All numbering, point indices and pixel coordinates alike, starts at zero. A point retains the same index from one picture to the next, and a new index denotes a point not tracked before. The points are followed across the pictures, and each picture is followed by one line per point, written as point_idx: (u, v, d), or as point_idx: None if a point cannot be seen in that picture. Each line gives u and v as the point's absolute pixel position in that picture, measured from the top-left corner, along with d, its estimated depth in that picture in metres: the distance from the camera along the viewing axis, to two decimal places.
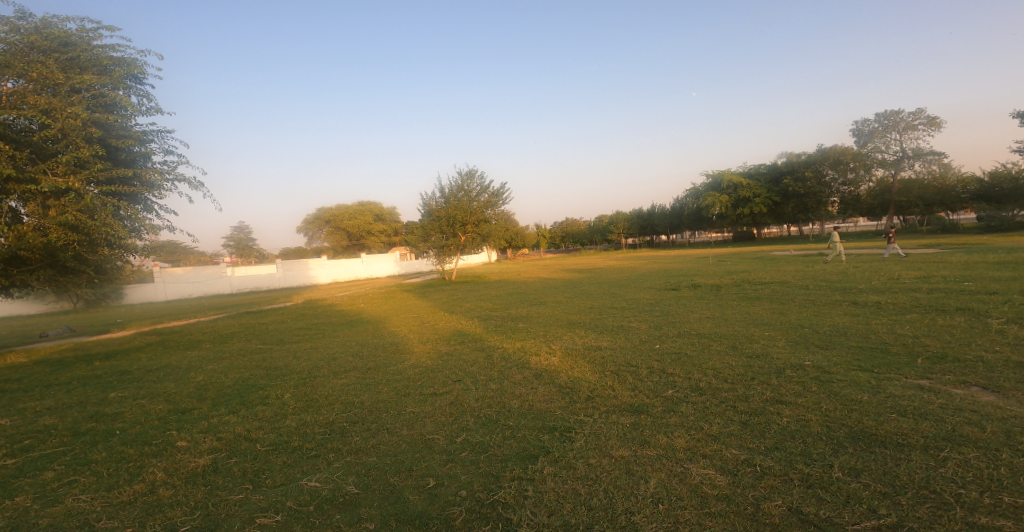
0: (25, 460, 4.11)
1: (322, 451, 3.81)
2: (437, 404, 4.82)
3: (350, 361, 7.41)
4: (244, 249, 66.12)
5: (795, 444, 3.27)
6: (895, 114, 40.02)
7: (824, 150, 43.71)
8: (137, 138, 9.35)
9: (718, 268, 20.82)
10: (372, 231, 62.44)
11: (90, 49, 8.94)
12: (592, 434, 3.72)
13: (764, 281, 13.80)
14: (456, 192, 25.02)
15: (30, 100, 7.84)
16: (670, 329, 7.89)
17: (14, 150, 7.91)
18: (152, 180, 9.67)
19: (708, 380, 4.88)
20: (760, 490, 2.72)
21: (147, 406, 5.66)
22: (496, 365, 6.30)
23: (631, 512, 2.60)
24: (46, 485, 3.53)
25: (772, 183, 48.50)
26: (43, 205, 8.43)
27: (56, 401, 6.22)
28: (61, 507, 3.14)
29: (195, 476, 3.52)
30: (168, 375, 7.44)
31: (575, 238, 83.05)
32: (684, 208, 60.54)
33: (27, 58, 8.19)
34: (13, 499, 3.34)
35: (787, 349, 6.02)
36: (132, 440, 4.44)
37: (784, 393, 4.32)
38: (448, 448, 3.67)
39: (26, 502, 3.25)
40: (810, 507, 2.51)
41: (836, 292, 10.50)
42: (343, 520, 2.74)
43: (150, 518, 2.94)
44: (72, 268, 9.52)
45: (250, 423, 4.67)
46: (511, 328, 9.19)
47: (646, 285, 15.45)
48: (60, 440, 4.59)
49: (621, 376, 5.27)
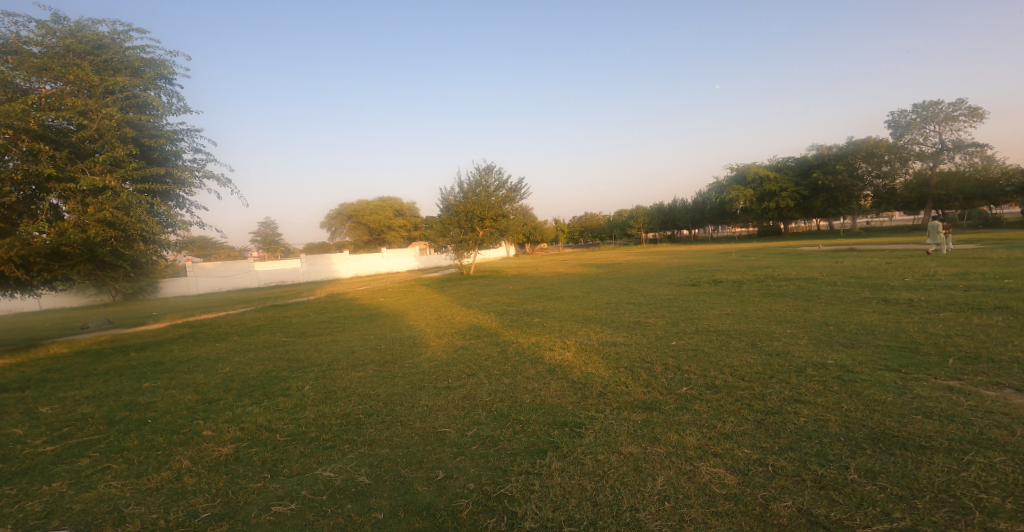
0: (64, 447, 4.36)
1: (337, 442, 3.91)
2: (450, 398, 4.86)
3: (367, 354, 7.56)
4: (270, 244, 68.04)
5: (811, 444, 3.19)
6: (934, 104, 38.16)
7: (857, 143, 42.20)
8: (168, 138, 9.74)
9: (740, 262, 20.31)
10: (392, 226, 63.35)
11: (123, 51, 9.29)
12: (601, 430, 3.70)
13: (789, 277, 13.39)
14: (474, 187, 25.08)
15: (67, 102, 8.21)
16: (688, 325, 7.75)
17: (53, 151, 8.28)
18: (183, 177, 10.08)
19: (723, 378, 4.79)
20: (770, 490, 2.66)
21: (177, 396, 5.90)
22: (510, 359, 6.34)
23: (637, 509, 2.59)
24: (81, 471, 3.72)
25: (800, 176, 47.04)
26: (82, 203, 8.75)
27: (95, 390, 6.57)
28: (94, 493, 3.31)
29: (219, 464, 3.66)
30: (197, 366, 7.75)
31: (594, 232, 82.47)
32: (706, 202, 59.35)
33: (63, 61, 8.55)
34: (51, 483, 3.54)
35: (809, 347, 5.85)
36: (162, 429, 4.65)
37: (803, 392, 4.21)
38: (459, 441, 3.72)
39: (62, 487, 3.44)
40: (821, 508, 2.45)
41: (866, 289, 10.11)
42: (354, 510, 2.80)
43: (175, 504, 3.07)
44: (110, 262, 10.00)
45: (271, 414, 4.82)
46: (525, 323, 9.21)
47: (665, 281, 15.21)
48: (97, 428, 4.84)
49: (635, 372, 5.22)
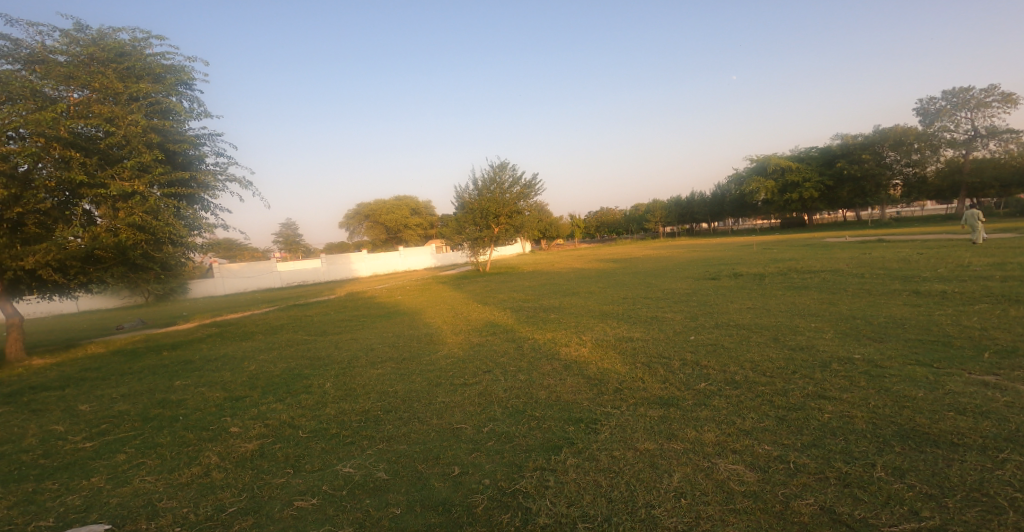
0: (102, 442, 4.54)
1: (357, 438, 3.98)
2: (466, 394, 4.89)
3: (386, 352, 7.66)
4: (292, 244, 69.54)
5: (835, 441, 3.09)
6: (965, 90, 36.41)
7: (883, 131, 40.49)
8: (191, 142, 10.02)
9: (762, 255, 19.82)
10: (409, 225, 63.97)
11: (143, 58, 9.56)
12: (617, 426, 3.66)
13: (813, 269, 13.00)
14: (489, 184, 25.08)
15: (95, 109, 8.50)
16: (707, 320, 7.61)
17: (84, 157, 8.59)
18: (206, 181, 10.37)
19: (744, 373, 4.69)
20: (791, 488, 2.59)
21: (206, 394, 6.09)
22: (526, 356, 6.33)
23: (652, 506, 2.56)
24: (117, 467, 3.87)
25: (825, 166, 45.64)
26: (113, 208, 9.04)
27: (130, 388, 6.83)
28: (130, 487, 3.43)
29: (244, 460, 3.76)
30: (224, 364, 7.98)
31: (611, 227, 81.68)
32: (725, 194, 58.13)
33: (88, 69, 8.84)
34: (90, 478, 3.69)
35: (835, 341, 5.67)
36: (192, 425, 4.80)
37: (827, 388, 4.08)
38: (475, 437, 3.74)
39: (101, 482, 3.58)
40: (845, 507, 2.38)
41: (895, 281, 9.75)
42: (372, 505, 2.84)
43: (204, 498, 3.16)
44: (142, 264, 10.37)
45: (293, 411, 4.93)
46: (542, 319, 9.17)
47: (684, 275, 14.95)
48: (132, 425, 5.03)
49: (652, 368, 5.16)
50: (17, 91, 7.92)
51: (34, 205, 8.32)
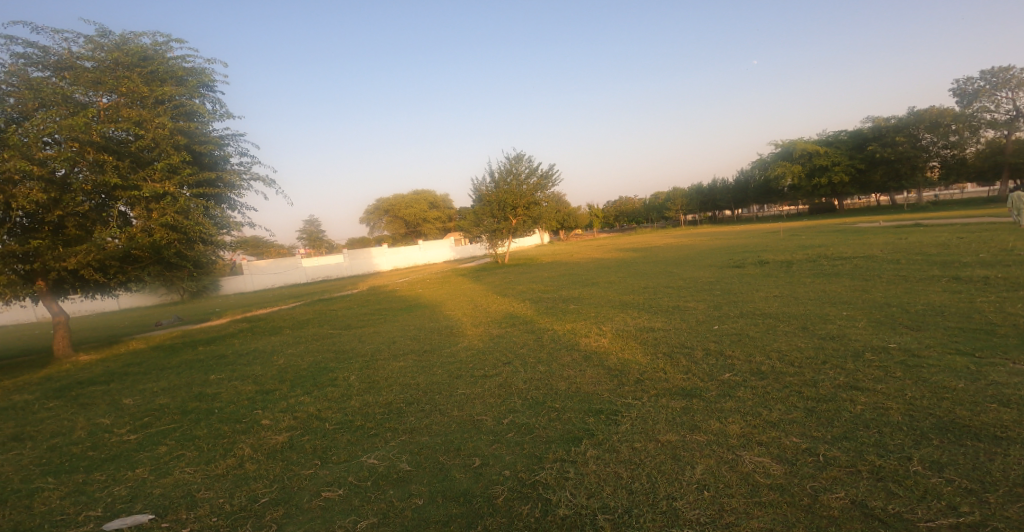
0: (145, 435, 4.75)
1: (381, 430, 4.05)
2: (486, 386, 4.91)
3: (407, 344, 7.77)
4: (316, 240, 71.11)
5: (868, 434, 2.98)
6: (1004, 70, 34.22)
7: (918, 112, 38.69)
8: (215, 143, 10.30)
9: (789, 242, 19.19)
10: (428, 219, 64.47)
11: (165, 61, 9.83)
12: (638, 417, 3.62)
13: (844, 255, 12.52)
14: (505, 176, 24.98)
15: (124, 113, 8.78)
16: (731, 309, 7.43)
17: (117, 161, 8.90)
18: (232, 180, 10.65)
19: (771, 363, 4.57)
20: (821, 481, 2.51)
21: (238, 387, 6.31)
22: (546, 347, 6.32)
23: (674, 498, 2.52)
24: (159, 458, 4.04)
25: (855, 150, 43.83)
26: (147, 210, 9.30)
27: (168, 382, 7.12)
28: (171, 478, 3.58)
29: (275, 451, 3.87)
30: (255, 358, 8.24)
31: (631, 216, 80.53)
32: (749, 180, 56.49)
33: (114, 74, 9.12)
34: (135, 469, 3.86)
35: (868, 330, 5.45)
36: (227, 418, 4.98)
37: (860, 379, 3.94)
38: (495, 428, 3.75)
39: (145, 473, 3.74)
40: (878, 501, 2.29)
41: (932, 267, 9.31)
42: (396, 496, 2.88)
43: (238, 489, 3.27)
44: (176, 263, 10.76)
45: (320, 403, 5.05)
46: (561, 310, 9.13)
47: (706, 263, 14.62)
48: (172, 418, 5.25)
49: (674, 358, 5.07)
50: (50, 97, 8.24)
51: (73, 208, 8.66)
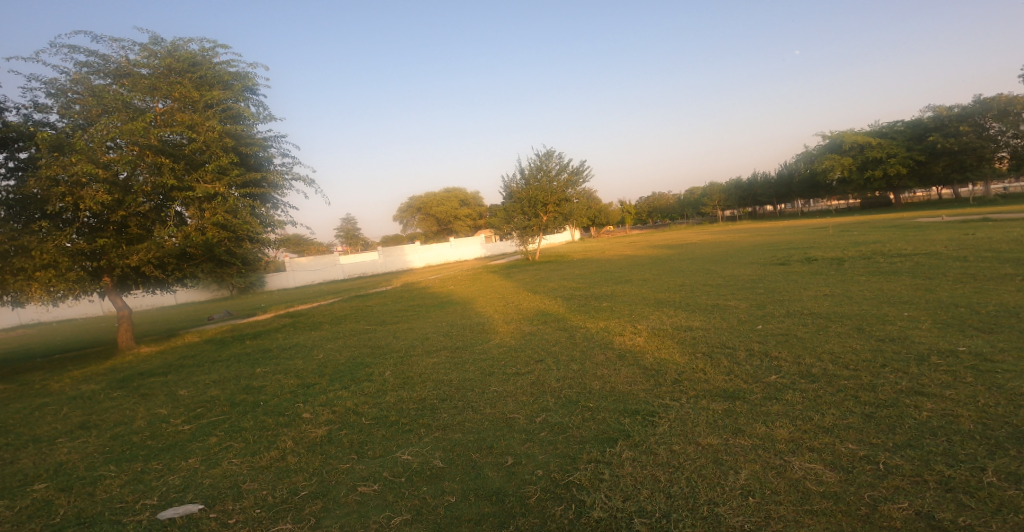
0: (198, 425, 4.98)
1: (415, 426, 4.06)
2: (519, 383, 4.85)
3: (440, 341, 7.81)
4: (353, 238, 73.23)
5: (935, 442, 2.72)
6: None
7: (981, 101, 35.67)
8: (260, 144, 10.72)
9: (840, 238, 18.07)
10: (460, 216, 65.10)
11: (212, 67, 10.27)
12: (677, 419, 3.46)
13: (903, 252, 11.67)
14: (536, 173, 24.83)
15: (178, 118, 9.25)
16: (776, 308, 7.05)
17: (173, 163, 9.39)
18: (276, 180, 11.07)
19: (823, 366, 4.27)
20: (880, 490, 2.30)
21: (282, 380, 6.53)
22: (578, 345, 6.21)
23: (716, 503, 2.37)
24: (209, 449, 4.20)
25: (913, 141, 40.95)
26: (200, 209, 9.79)
27: (219, 374, 7.46)
28: (219, 468, 3.71)
29: (314, 445, 3.95)
30: (296, 352, 8.52)
31: (665, 212, 78.55)
32: (793, 174, 53.80)
33: (168, 80, 9.61)
34: (187, 459, 4.03)
35: (933, 332, 5.01)
36: (271, 410, 5.14)
37: (925, 384, 3.62)
38: (528, 427, 3.68)
39: (196, 463, 3.90)
40: (947, 513, 2.08)
41: (1006, 265, 8.52)
42: (429, 492, 2.86)
43: (280, 481, 3.34)
44: (226, 260, 11.29)
45: (357, 398, 5.14)
46: (594, 308, 8.95)
47: (748, 260, 14.01)
48: (222, 409, 5.47)
49: (715, 358, 4.85)
50: (111, 103, 8.76)
51: (134, 209, 9.19)
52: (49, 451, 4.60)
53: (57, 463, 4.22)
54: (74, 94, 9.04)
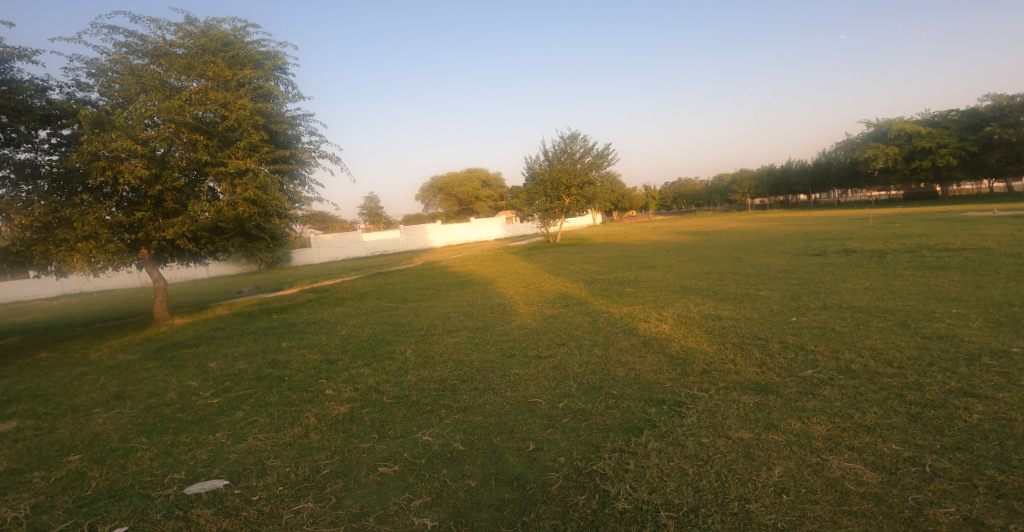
0: (226, 398, 5.10)
1: (435, 407, 4.03)
2: (540, 367, 4.78)
3: (460, 321, 7.79)
4: (376, 216, 74.06)
5: (987, 446, 2.52)
6: None
7: None
8: (289, 123, 10.74)
9: (880, 230, 17.25)
10: (481, 197, 64.94)
11: (243, 46, 10.26)
12: (706, 411, 3.31)
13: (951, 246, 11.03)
14: (560, 155, 24.40)
15: (211, 96, 9.33)
16: (811, 300, 6.73)
17: (206, 140, 9.50)
18: (304, 158, 11.12)
19: (863, 362, 4.04)
20: (926, 494, 2.14)
21: (306, 356, 6.64)
22: (601, 330, 6.08)
23: (747, 500, 2.25)
24: (236, 423, 4.28)
25: (966, 131, 38.53)
26: (232, 185, 9.94)
27: (246, 348, 7.64)
28: (245, 444, 3.76)
29: (337, 423, 3.98)
30: (320, 328, 8.66)
31: (691, 198, 76.63)
32: (830, 161, 51.46)
33: (202, 60, 9.68)
34: (215, 433, 4.12)
35: (986, 331, 4.68)
36: (295, 386, 5.22)
37: (976, 385, 3.37)
38: (550, 412, 3.60)
39: (223, 437, 3.98)
40: (1000, 520, 1.91)
41: None
42: (449, 475, 2.82)
43: (303, 458, 3.36)
44: (256, 235, 11.49)
45: (379, 376, 5.17)
46: (617, 293, 8.77)
47: (780, 249, 13.49)
48: (249, 383, 5.59)
49: (745, 350, 4.66)
50: (149, 82, 8.90)
51: (170, 184, 9.37)
52: (87, 421, 4.79)
53: (93, 433, 4.38)
54: (114, 73, 9.21)
